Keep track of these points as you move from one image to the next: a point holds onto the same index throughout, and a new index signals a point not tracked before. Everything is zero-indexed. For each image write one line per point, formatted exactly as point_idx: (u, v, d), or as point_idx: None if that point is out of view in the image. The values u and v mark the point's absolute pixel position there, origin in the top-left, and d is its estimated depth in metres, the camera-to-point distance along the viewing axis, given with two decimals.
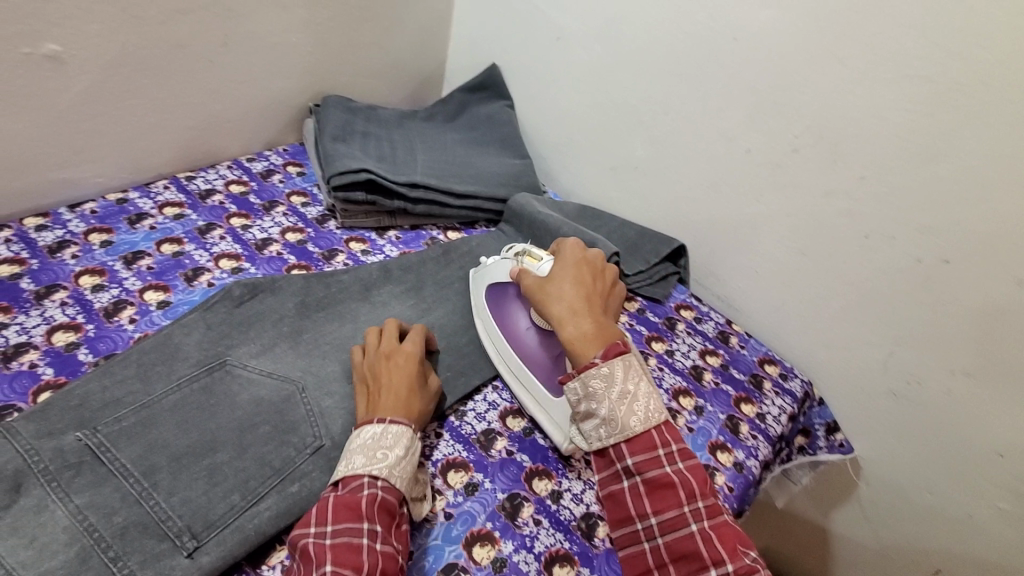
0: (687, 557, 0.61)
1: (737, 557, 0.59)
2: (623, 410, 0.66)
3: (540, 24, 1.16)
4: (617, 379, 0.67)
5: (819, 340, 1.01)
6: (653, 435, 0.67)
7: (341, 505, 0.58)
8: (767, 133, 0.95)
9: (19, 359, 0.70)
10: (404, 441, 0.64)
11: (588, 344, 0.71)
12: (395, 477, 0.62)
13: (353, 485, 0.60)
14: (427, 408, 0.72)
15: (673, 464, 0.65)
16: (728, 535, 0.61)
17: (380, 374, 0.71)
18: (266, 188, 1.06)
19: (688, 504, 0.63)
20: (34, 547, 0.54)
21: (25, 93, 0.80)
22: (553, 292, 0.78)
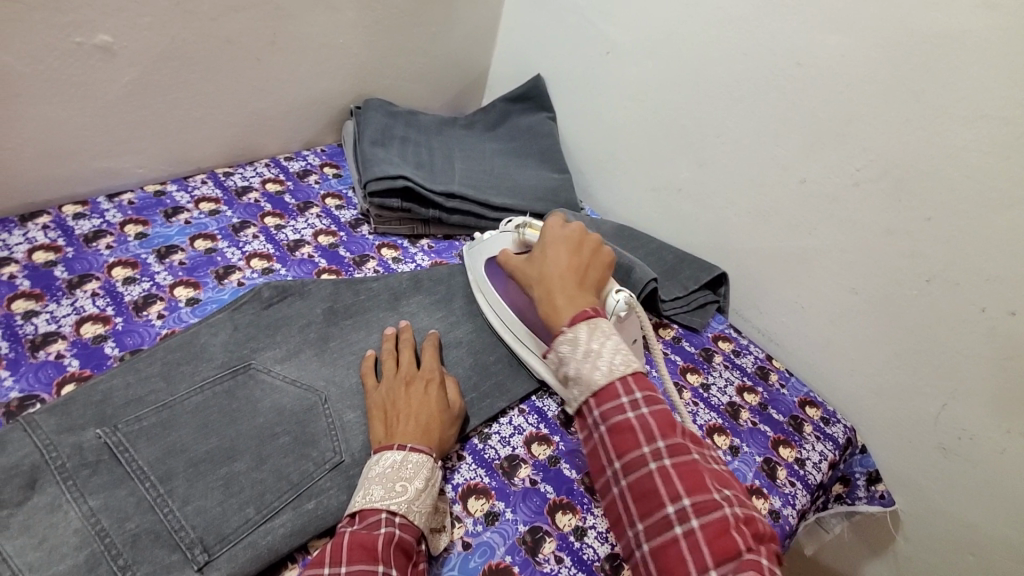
0: (647, 496, 0.58)
1: (698, 494, 0.56)
2: (588, 367, 0.64)
3: (589, 38, 1.13)
4: (581, 338, 0.66)
5: (866, 383, 0.95)
6: (617, 386, 0.63)
7: (357, 544, 0.54)
8: (825, 163, 0.90)
9: (46, 349, 0.70)
10: (424, 472, 0.62)
11: (560, 310, 0.71)
12: (414, 513, 0.59)
13: (370, 521, 0.57)
14: (449, 434, 0.70)
15: (637, 410, 0.61)
16: (691, 473, 0.58)
17: (399, 398, 0.70)
18: (302, 188, 1.05)
19: (648, 445, 0.60)
20: (43, 549, 0.52)
21: (75, 81, 0.80)
22: (541, 263, 0.79)
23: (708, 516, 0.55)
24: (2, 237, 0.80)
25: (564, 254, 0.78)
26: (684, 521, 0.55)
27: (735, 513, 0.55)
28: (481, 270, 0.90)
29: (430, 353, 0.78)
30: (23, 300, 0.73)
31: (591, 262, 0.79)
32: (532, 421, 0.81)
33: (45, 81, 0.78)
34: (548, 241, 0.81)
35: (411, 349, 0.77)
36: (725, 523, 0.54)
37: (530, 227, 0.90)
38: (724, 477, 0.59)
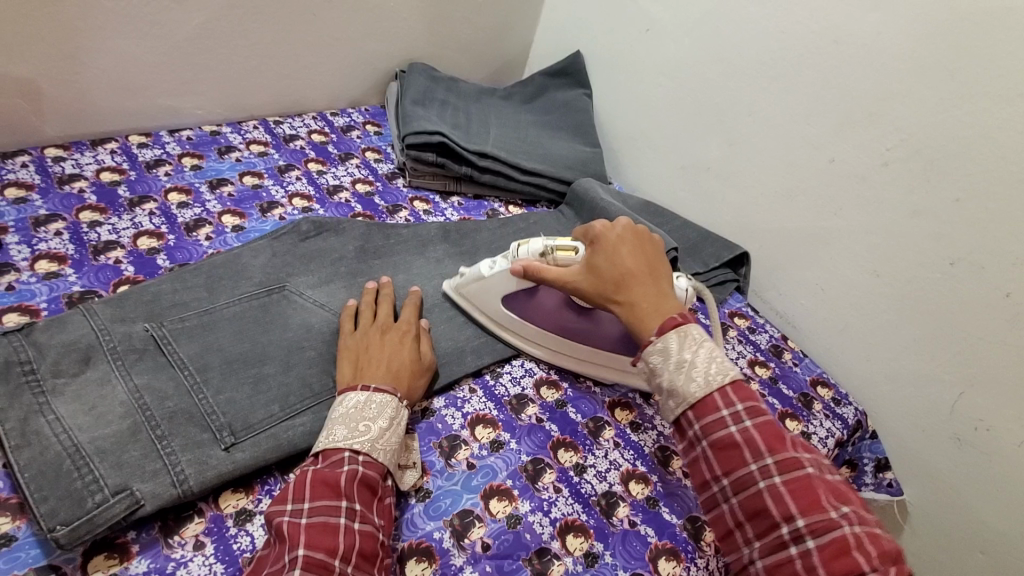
0: (757, 516, 0.55)
1: (814, 513, 0.52)
2: (682, 379, 0.60)
3: (631, 16, 1.16)
4: (672, 349, 0.61)
5: (882, 369, 0.95)
6: (715, 397, 0.59)
7: (319, 481, 0.55)
8: (855, 142, 0.91)
9: (107, 254, 0.76)
10: (388, 411, 0.62)
11: (647, 320, 0.66)
12: (378, 451, 0.59)
13: (333, 459, 0.57)
14: (419, 385, 0.69)
15: (739, 423, 0.57)
16: (805, 490, 0.53)
17: (371, 344, 0.70)
18: (344, 141, 1.11)
19: (756, 462, 0.56)
20: (93, 414, 0.58)
21: (150, 20, 0.88)
22: (606, 269, 0.71)
23: (827, 536, 0.51)
24: (75, 157, 0.88)
25: (631, 254, 0.71)
26: (800, 541, 0.52)
27: (856, 531, 0.50)
28: (496, 309, 0.82)
29: (408, 308, 0.77)
30: (89, 211, 0.81)
31: (661, 258, 0.73)
32: (543, 367, 0.84)
33: (123, 18, 0.85)
34: (605, 244, 0.73)
35: (390, 304, 0.77)
36: (846, 542, 0.50)
37: (556, 248, 0.76)
38: (840, 490, 0.55)
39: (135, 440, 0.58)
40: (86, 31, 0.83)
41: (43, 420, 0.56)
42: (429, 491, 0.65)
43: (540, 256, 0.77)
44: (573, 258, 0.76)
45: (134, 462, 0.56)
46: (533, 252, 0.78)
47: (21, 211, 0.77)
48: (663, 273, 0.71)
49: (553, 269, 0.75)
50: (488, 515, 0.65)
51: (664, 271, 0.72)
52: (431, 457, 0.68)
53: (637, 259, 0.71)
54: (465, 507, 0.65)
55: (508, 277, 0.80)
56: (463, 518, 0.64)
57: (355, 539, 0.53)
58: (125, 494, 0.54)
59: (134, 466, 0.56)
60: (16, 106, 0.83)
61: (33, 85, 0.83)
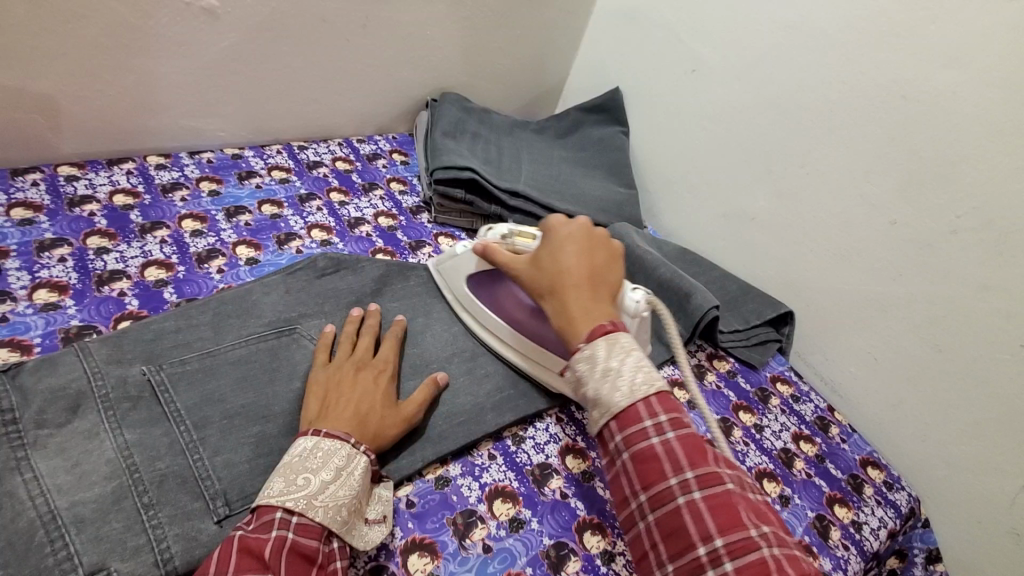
0: (674, 534, 0.51)
1: (732, 531, 0.49)
2: (607, 387, 0.56)
3: (676, 56, 1.11)
4: (599, 357, 0.57)
5: (939, 452, 0.86)
6: (639, 407, 0.56)
7: (244, 551, 0.47)
8: (921, 205, 0.83)
9: (111, 285, 0.72)
10: (334, 461, 0.54)
11: (577, 324, 0.62)
12: (315, 510, 0.51)
13: (264, 521, 0.50)
14: (388, 434, 0.62)
15: (661, 435, 0.54)
16: (724, 506, 0.51)
17: (343, 381, 0.64)
18: (369, 170, 1.06)
19: (676, 477, 0.53)
20: (74, 474, 0.52)
21: (179, 40, 0.84)
22: (550, 266, 0.68)
23: (744, 557, 0.48)
24: (89, 176, 0.84)
25: (576, 255, 0.69)
26: (716, 563, 0.48)
27: (774, 553, 0.48)
28: (460, 286, 0.82)
29: (388, 343, 0.72)
30: (98, 236, 0.76)
31: (610, 265, 0.70)
32: (569, 431, 0.77)
33: (151, 36, 0.82)
34: (555, 240, 0.71)
35: (371, 337, 0.71)
36: (764, 565, 0.47)
37: (519, 234, 0.78)
38: (761, 509, 0.52)
39: (118, 509, 0.52)
40: (110, 48, 0.80)
41: (19, 479, 0.50)
42: None
43: (502, 239, 0.78)
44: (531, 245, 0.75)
45: (114, 536, 0.50)
46: (496, 235, 0.79)
47: (25, 234, 0.73)
48: (604, 281, 0.68)
49: (508, 255, 0.74)
50: None
51: (609, 278, 0.69)
52: (444, 537, 0.61)
53: (581, 261, 0.68)
54: None
55: (474, 256, 0.80)
56: None
57: None
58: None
59: (114, 540, 0.50)
60: (33, 122, 0.80)
61: (51, 101, 0.80)
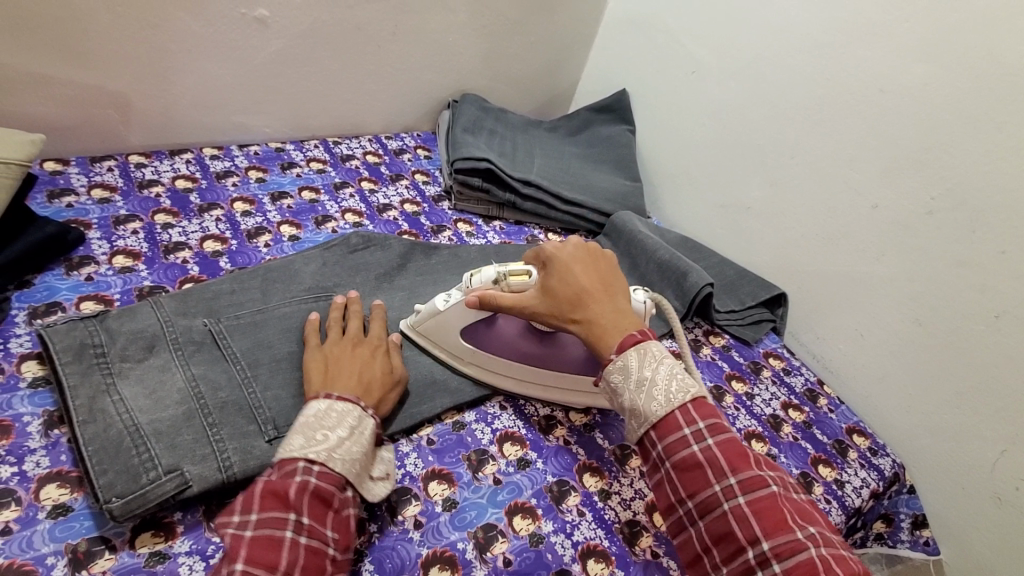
0: (724, 538, 0.55)
1: (778, 534, 0.52)
2: (643, 398, 0.60)
3: (678, 58, 1.20)
4: (633, 367, 0.61)
5: (922, 421, 0.92)
6: (677, 416, 0.59)
7: (268, 492, 0.53)
8: (901, 190, 0.90)
9: (176, 254, 0.83)
10: (349, 420, 0.60)
11: (607, 336, 0.65)
12: (335, 461, 0.56)
13: (286, 470, 0.55)
14: (388, 398, 0.68)
15: (702, 442, 0.58)
16: (769, 510, 0.54)
17: (342, 355, 0.69)
18: (396, 163, 1.17)
19: (719, 482, 0.56)
20: (153, 397, 0.63)
21: (235, 45, 0.96)
22: (563, 288, 0.69)
23: (792, 557, 0.51)
24: (155, 164, 0.96)
25: (585, 272, 0.70)
26: (766, 565, 0.52)
27: (821, 553, 0.51)
28: (457, 344, 0.78)
29: (376, 323, 0.76)
30: (163, 214, 0.88)
31: (615, 272, 0.73)
32: None
33: (211, 42, 0.94)
34: (557, 265, 0.71)
35: (358, 318, 0.75)
36: (812, 565, 0.50)
37: (509, 274, 0.73)
38: (804, 509, 0.55)
39: (188, 425, 0.62)
40: (177, 53, 0.92)
41: (108, 400, 0.61)
42: (455, 502, 0.67)
43: (495, 285, 0.73)
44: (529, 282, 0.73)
45: (186, 445, 0.60)
46: (486, 282, 0.74)
47: (104, 210, 0.85)
48: (619, 289, 0.70)
49: (511, 296, 0.72)
50: (511, 531, 0.66)
51: (619, 284, 0.71)
52: (459, 469, 0.70)
53: (591, 278, 0.70)
54: (488, 521, 0.66)
55: (466, 308, 0.76)
56: (486, 531, 0.65)
57: (299, 554, 0.51)
58: (176, 474, 0.58)
59: (186, 448, 0.60)
60: (109, 116, 0.93)
61: (125, 98, 0.92)
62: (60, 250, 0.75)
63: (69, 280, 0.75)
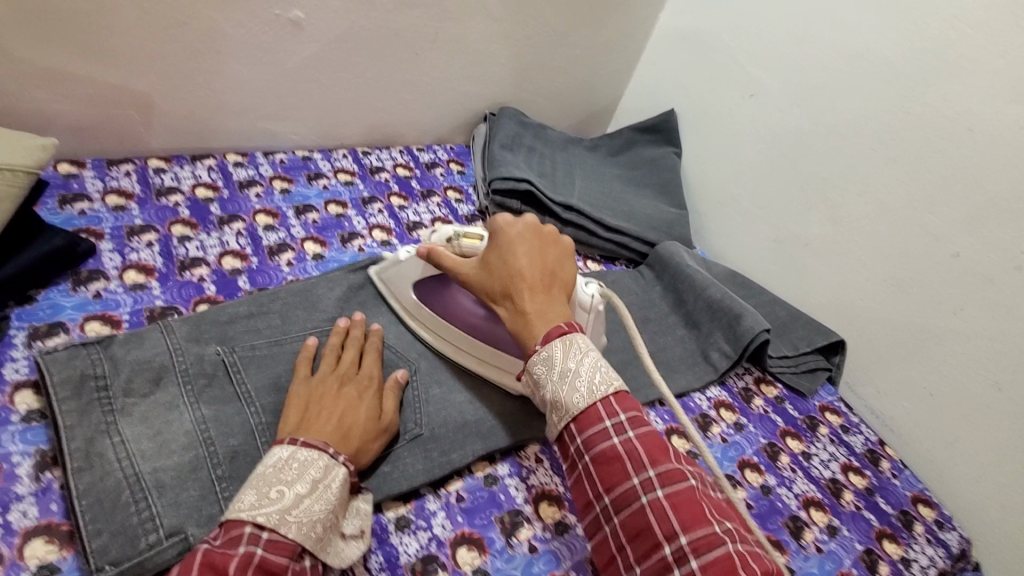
0: (640, 535, 0.51)
1: (695, 527, 0.49)
2: (565, 389, 0.57)
3: (733, 80, 1.13)
4: (556, 358, 0.58)
5: (997, 496, 0.83)
6: (599, 408, 0.56)
7: (206, 566, 0.44)
8: (986, 240, 0.82)
9: (191, 271, 0.76)
10: (309, 474, 0.51)
11: (531, 327, 0.62)
12: (288, 525, 0.48)
13: (232, 535, 0.46)
14: (370, 450, 0.60)
15: (622, 434, 0.54)
16: (687, 504, 0.51)
17: (325, 395, 0.60)
18: (427, 177, 1.10)
19: (637, 475, 0.52)
20: (157, 440, 0.57)
21: (267, 48, 0.90)
22: (502, 270, 0.66)
23: (709, 553, 0.48)
24: (175, 170, 0.90)
25: (528, 254, 0.66)
26: (682, 561, 0.48)
27: (738, 548, 0.48)
28: (407, 297, 0.77)
29: (371, 356, 0.68)
30: (181, 225, 0.82)
31: (562, 261, 0.69)
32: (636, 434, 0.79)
33: (242, 43, 0.88)
34: (501, 241, 0.67)
35: (355, 350, 0.68)
36: (729, 559, 0.47)
37: (464, 236, 0.72)
38: (722, 506, 0.53)
39: (195, 478, 0.56)
40: (206, 53, 0.86)
41: (107, 442, 0.55)
42: (487, 574, 0.59)
43: (448, 243, 0.72)
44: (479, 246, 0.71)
45: (191, 502, 0.54)
46: (443, 237, 0.73)
47: (118, 219, 0.79)
48: (558, 278, 0.67)
49: (453, 257, 0.70)
50: None
51: (562, 274, 0.68)
52: (491, 534, 0.62)
53: (532, 261, 0.66)
54: None
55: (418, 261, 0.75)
56: None
57: None
58: (178, 538, 0.52)
59: (190, 506, 0.54)
60: (129, 117, 0.87)
61: (146, 98, 0.86)
62: (66, 263, 0.69)
63: (75, 296, 0.68)
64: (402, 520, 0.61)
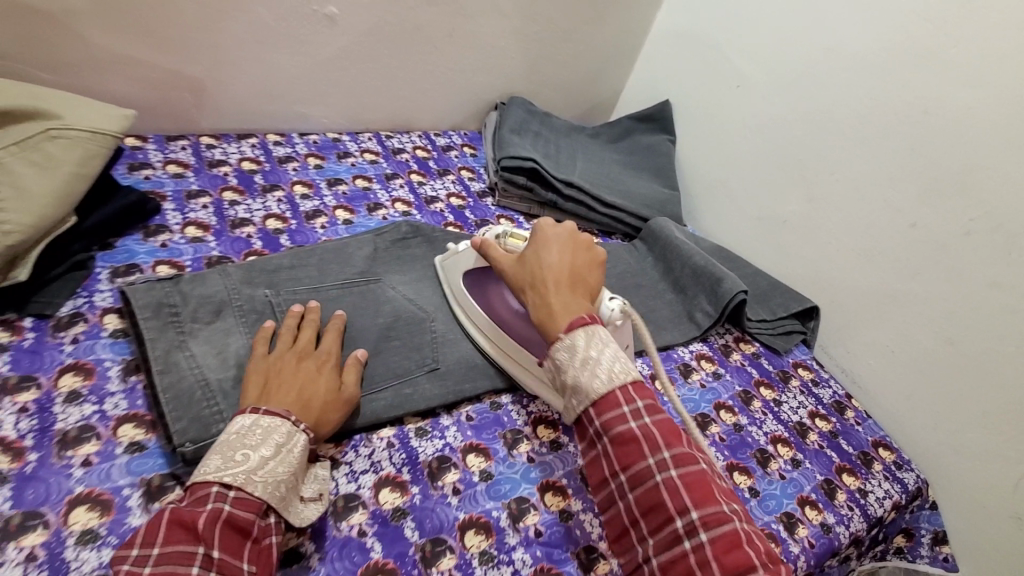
0: (652, 510, 0.56)
1: (706, 506, 0.54)
2: (586, 375, 0.60)
3: (723, 73, 1.24)
4: (579, 346, 0.62)
5: (949, 441, 0.92)
6: (617, 394, 0.60)
7: (175, 523, 0.49)
8: (939, 210, 0.92)
9: (241, 229, 0.89)
10: (273, 439, 0.57)
11: (555, 316, 0.66)
12: (254, 484, 0.53)
13: (198, 496, 0.52)
14: (332, 418, 0.64)
15: (639, 419, 0.59)
16: (698, 484, 0.56)
17: (284, 369, 0.64)
18: (443, 158, 1.22)
19: (653, 456, 0.57)
20: (220, 357, 0.69)
21: (305, 40, 1.03)
22: (534, 264, 0.73)
23: (717, 528, 0.53)
24: (223, 146, 1.02)
25: (560, 254, 0.73)
26: (692, 534, 0.54)
27: (745, 526, 0.53)
28: (456, 282, 0.86)
29: (331, 335, 0.72)
30: (231, 191, 0.94)
31: (591, 266, 0.74)
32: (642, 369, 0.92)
33: (285, 36, 1.01)
34: (539, 239, 0.75)
35: (313, 328, 0.71)
36: (736, 535, 0.53)
37: (510, 235, 0.80)
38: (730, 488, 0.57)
39: None
40: (253, 44, 0.99)
41: (181, 355, 0.67)
42: (491, 475, 0.70)
43: (496, 239, 0.81)
44: (522, 245, 0.79)
45: None
46: (493, 235, 0.82)
47: (177, 184, 0.91)
48: (584, 280, 0.71)
49: (500, 252, 0.79)
50: (542, 506, 0.69)
51: (589, 280, 0.72)
52: (496, 445, 0.74)
53: (564, 261, 0.72)
54: (522, 494, 0.69)
55: (471, 253, 0.84)
56: (519, 503, 0.68)
57: None
58: None
59: None
60: (184, 99, 0.99)
61: (200, 82, 0.99)
62: (138, 218, 0.81)
63: (146, 245, 0.81)
64: (421, 429, 0.72)
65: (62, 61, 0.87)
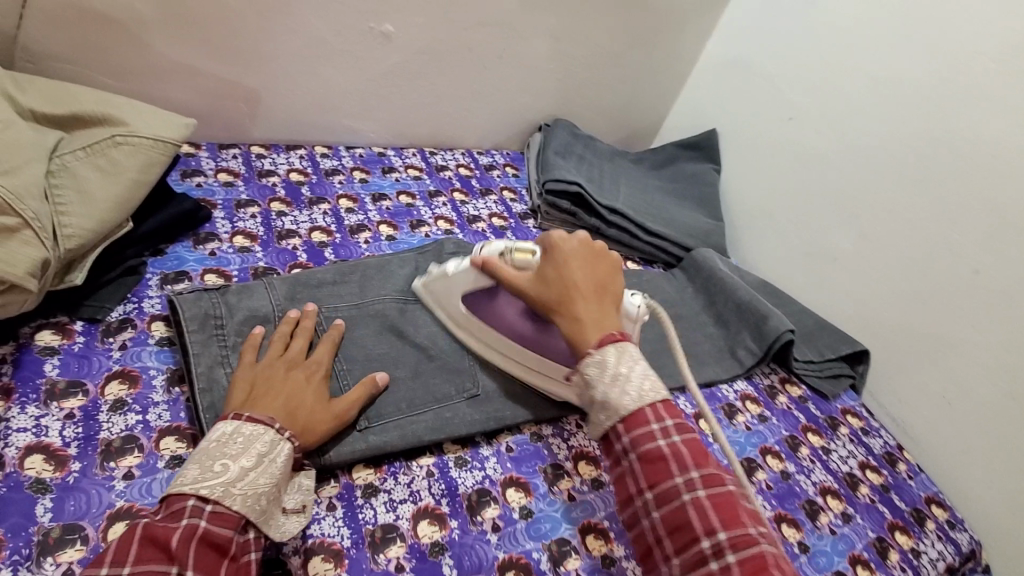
0: (679, 530, 0.53)
1: (734, 527, 0.52)
2: (617, 393, 0.59)
3: (774, 104, 1.21)
4: (610, 363, 0.60)
5: (1008, 501, 0.87)
6: (646, 411, 0.58)
7: (148, 540, 0.46)
8: (1003, 256, 0.88)
9: (287, 241, 0.88)
10: (255, 446, 0.54)
11: (586, 333, 0.64)
12: (232, 497, 0.51)
13: (174, 509, 0.49)
14: (321, 426, 0.61)
15: (668, 437, 0.57)
16: (726, 505, 0.53)
17: (272, 376, 0.63)
18: (486, 178, 1.21)
19: (681, 475, 0.55)
20: None
21: (360, 56, 1.04)
22: (558, 281, 0.68)
23: (746, 552, 0.51)
24: (273, 156, 1.03)
25: (581, 267, 0.69)
26: (720, 557, 0.51)
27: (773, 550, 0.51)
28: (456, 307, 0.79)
29: (325, 345, 0.70)
30: (278, 202, 0.94)
31: (614, 276, 0.71)
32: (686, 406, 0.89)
33: (341, 52, 1.02)
34: (557, 254, 0.69)
35: (305, 338, 0.69)
36: (764, 559, 0.50)
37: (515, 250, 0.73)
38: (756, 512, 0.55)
39: None
40: (310, 58, 1.00)
41: (222, 371, 0.66)
42: (531, 512, 0.68)
43: (500, 256, 0.74)
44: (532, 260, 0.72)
45: None
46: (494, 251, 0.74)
47: (227, 193, 0.92)
48: (610, 291, 0.69)
49: (509, 271, 0.72)
50: (584, 549, 0.66)
51: (615, 290, 0.69)
52: (536, 480, 0.71)
53: (587, 275, 0.68)
54: (563, 536, 0.66)
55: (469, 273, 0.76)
56: (560, 545, 0.65)
57: None
58: None
59: None
60: (237, 108, 1.00)
61: (255, 94, 1.00)
62: (188, 225, 0.82)
63: (196, 253, 0.81)
64: (460, 459, 0.70)
65: (127, 69, 0.89)
